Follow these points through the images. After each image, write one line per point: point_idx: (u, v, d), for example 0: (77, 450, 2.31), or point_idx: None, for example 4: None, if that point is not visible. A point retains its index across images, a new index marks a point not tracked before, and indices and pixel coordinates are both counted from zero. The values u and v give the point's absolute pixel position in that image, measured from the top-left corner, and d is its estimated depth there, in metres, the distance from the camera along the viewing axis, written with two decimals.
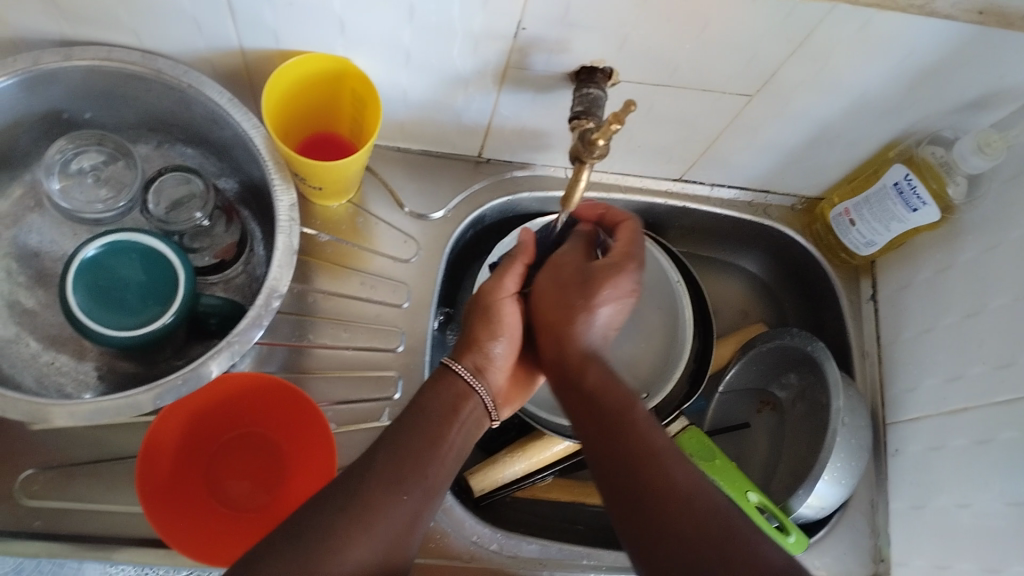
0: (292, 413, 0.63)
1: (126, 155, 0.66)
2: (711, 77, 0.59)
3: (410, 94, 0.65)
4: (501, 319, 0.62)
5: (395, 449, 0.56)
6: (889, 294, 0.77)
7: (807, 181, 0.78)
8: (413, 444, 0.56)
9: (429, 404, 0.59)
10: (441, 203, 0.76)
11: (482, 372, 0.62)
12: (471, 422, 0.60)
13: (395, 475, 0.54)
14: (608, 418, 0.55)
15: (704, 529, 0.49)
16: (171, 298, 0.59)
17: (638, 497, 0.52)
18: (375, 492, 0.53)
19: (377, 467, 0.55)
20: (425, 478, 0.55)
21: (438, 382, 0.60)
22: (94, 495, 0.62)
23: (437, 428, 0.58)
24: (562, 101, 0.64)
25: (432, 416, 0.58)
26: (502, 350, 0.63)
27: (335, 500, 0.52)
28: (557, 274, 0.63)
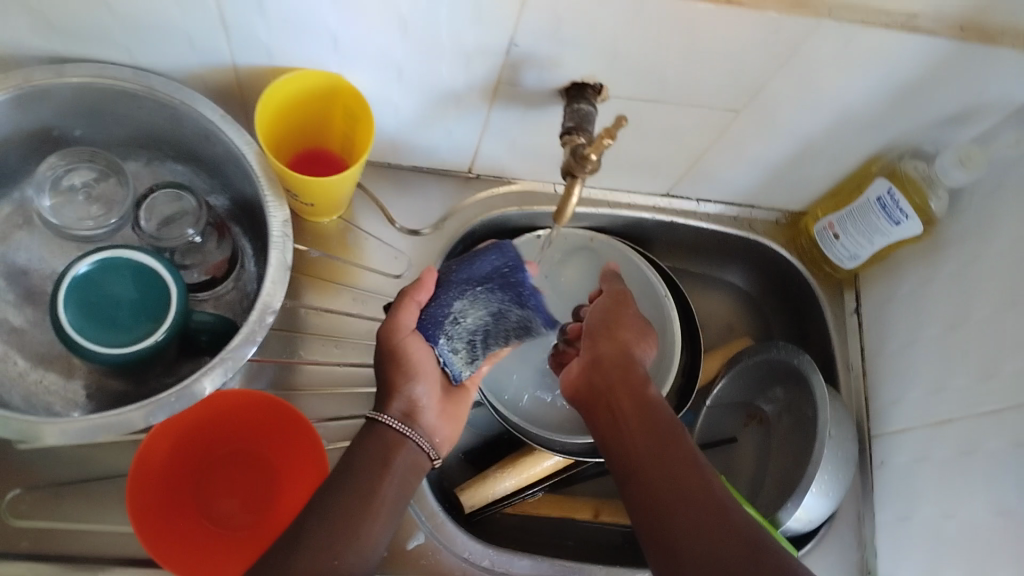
0: (287, 429, 0.63)
1: (116, 172, 0.66)
2: (699, 92, 0.61)
3: (401, 112, 0.65)
4: (415, 356, 0.61)
5: (319, 508, 0.54)
6: (873, 307, 0.78)
7: (791, 197, 0.79)
8: (334, 499, 0.55)
9: (354, 457, 0.58)
10: (431, 219, 0.76)
11: (411, 417, 0.61)
12: (405, 472, 0.59)
13: (318, 532, 0.52)
14: (666, 449, 0.56)
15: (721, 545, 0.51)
16: (162, 315, 0.58)
17: (689, 526, 0.52)
18: (309, 559, 0.51)
19: (304, 526, 0.53)
20: (357, 541, 0.53)
21: (366, 437, 0.59)
22: (82, 514, 0.61)
23: (359, 479, 0.56)
24: (553, 117, 0.65)
25: (355, 467, 0.57)
26: (425, 389, 0.62)
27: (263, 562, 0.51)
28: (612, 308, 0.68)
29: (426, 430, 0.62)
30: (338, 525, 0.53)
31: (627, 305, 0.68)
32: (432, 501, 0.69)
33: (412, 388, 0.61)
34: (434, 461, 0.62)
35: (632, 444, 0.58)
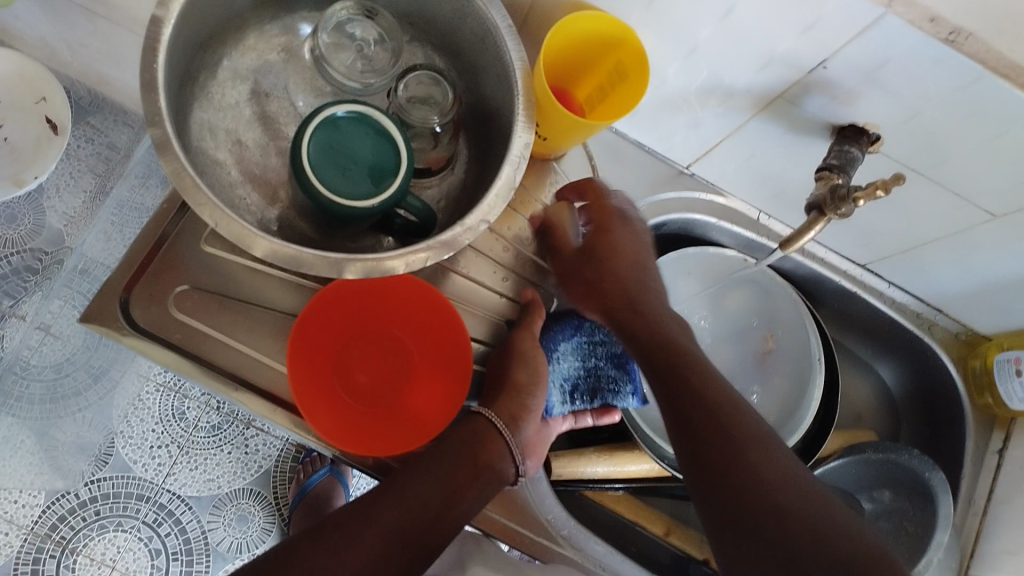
0: (449, 352, 0.64)
1: (392, 40, 0.68)
2: (969, 184, 0.59)
3: (667, 86, 0.65)
4: (536, 369, 0.64)
5: (382, 507, 0.55)
6: (1019, 455, 0.76)
7: (985, 318, 0.77)
8: (399, 502, 0.56)
9: (434, 457, 0.59)
10: (634, 198, 0.76)
11: (518, 424, 0.62)
12: (493, 479, 0.60)
13: (366, 539, 0.54)
14: (684, 378, 0.55)
15: (778, 514, 0.48)
16: (384, 187, 0.60)
17: (720, 478, 0.50)
18: (373, 538, 0.54)
19: (356, 523, 0.55)
20: (426, 540, 0.56)
21: (464, 424, 0.61)
22: (234, 332, 0.64)
23: (425, 490, 0.57)
24: (813, 151, 0.64)
25: (427, 471, 0.58)
26: (538, 400, 0.63)
27: (312, 546, 0.53)
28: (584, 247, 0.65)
29: (522, 438, 0.62)
30: (388, 537, 0.54)
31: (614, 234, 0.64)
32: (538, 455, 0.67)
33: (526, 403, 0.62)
34: (519, 472, 0.62)
35: (657, 372, 0.57)
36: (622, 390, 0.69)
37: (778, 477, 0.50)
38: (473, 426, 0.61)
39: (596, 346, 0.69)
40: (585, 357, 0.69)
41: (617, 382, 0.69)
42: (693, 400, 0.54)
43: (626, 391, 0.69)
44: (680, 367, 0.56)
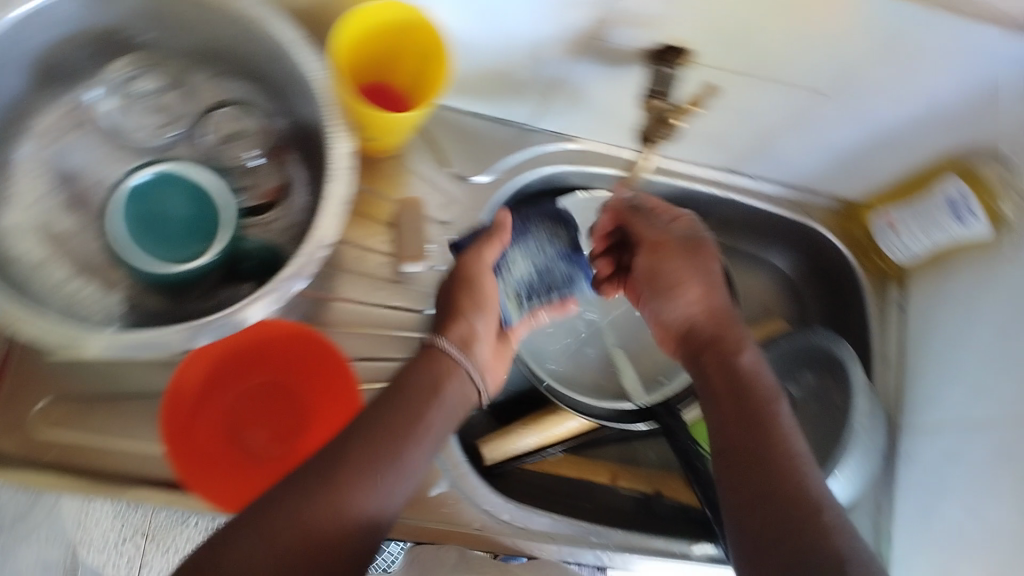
0: (337, 389, 0.62)
1: (182, 84, 0.64)
2: (789, 70, 0.58)
3: (476, 53, 0.62)
4: (484, 291, 0.63)
5: (365, 449, 0.53)
6: (919, 304, 0.78)
7: (851, 187, 0.77)
8: (379, 447, 0.53)
9: (403, 395, 0.57)
10: (488, 167, 0.74)
11: (468, 346, 0.62)
12: (454, 401, 0.59)
13: (357, 489, 0.51)
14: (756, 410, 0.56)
15: (822, 556, 0.48)
16: (214, 237, 0.59)
17: (774, 507, 0.51)
18: (325, 505, 0.50)
19: (341, 464, 0.52)
20: (390, 460, 0.53)
21: (427, 359, 0.60)
22: (111, 430, 0.61)
23: (401, 431, 0.55)
24: (633, 78, 0.62)
25: (398, 412, 0.56)
26: (483, 324, 0.63)
27: (301, 491, 0.50)
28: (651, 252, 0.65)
29: (479, 361, 0.63)
30: (377, 487, 0.52)
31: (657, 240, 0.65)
32: (456, 451, 0.69)
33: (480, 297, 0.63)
34: (481, 394, 0.63)
35: (734, 402, 0.57)
36: (576, 282, 0.68)
37: (802, 485, 0.52)
38: (429, 356, 0.61)
39: (545, 245, 0.67)
40: (536, 257, 0.66)
41: (571, 278, 0.67)
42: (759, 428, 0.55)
43: (579, 278, 0.68)
44: (758, 402, 0.57)
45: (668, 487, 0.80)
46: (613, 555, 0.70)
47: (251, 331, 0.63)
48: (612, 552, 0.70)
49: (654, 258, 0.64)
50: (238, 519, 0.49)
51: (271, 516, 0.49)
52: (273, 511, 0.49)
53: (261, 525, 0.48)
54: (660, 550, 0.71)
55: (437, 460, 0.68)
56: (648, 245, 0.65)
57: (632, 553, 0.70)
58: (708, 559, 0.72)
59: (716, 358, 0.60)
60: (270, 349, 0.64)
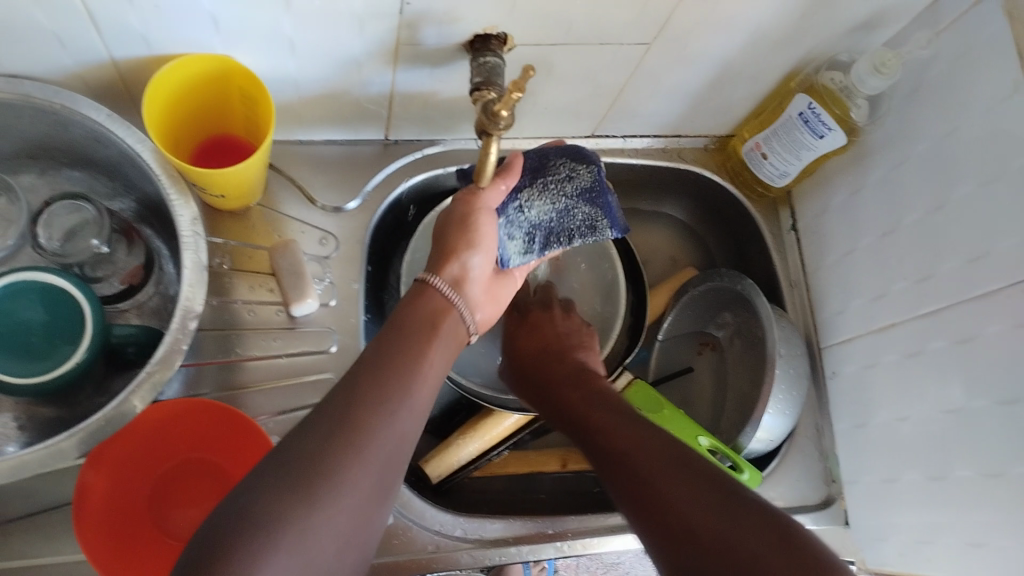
0: (247, 456, 0.60)
1: (9, 190, 0.62)
2: (607, 30, 0.58)
3: (302, 84, 0.61)
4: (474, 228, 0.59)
5: (378, 395, 0.49)
6: (808, 222, 0.78)
7: (715, 123, 0.78)
8: (391, 390, 0.49)
9: (398, 338, 0.53)
10: (355, 192, 0.73)
11: (459, 286, 0.59)
12: (449, 338, 0.56)
13: (378, 438, 0.47)
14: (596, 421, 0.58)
15: (673, 493, 0.48)
16: (80, 333, 0.58)
17: (629, 478, 0.51)
18: (343, 444, 0.46)
19: (358, 410, 0.48)
20: (398, 394, 0.50)
21: (419, 296, 0.57)
22: (33, 551, 0.59)
23: (406, 373, 0.51)
24: (461, 72, 0.62)
25: (404, 355, 0.52)
26: (480, 260, 0.60)
27: (323, 447, 0.45)
28: (536, 324, 0.72)
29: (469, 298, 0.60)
30: (393, 429, 0.49)
31: (535, 310, 0.74)
32: None
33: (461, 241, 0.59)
34: (471, 333, 0.60)
35: (581, 430, 0.59)
36: (600, 226, 0.64)
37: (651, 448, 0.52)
38: (419, 295, 0.57)
39: (564, 183, 0.62)
40: (557, 199, 0.62)
41: (594, 220, 0.63)
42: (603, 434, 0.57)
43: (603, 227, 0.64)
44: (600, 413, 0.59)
45: None
46: (573, 544, 0.69)
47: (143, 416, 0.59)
48: (571, 541, 0.70)
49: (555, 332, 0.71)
50: (251, 481, 0.44)
51: (294, 473, 0.44)
52: (294, 469, 0.44)
53: (289, 481, 0.44)
54: (619, 526, 0.71)
55: None
56: (553, 325, 0.72)
57: (591, 536, 0.70)
58: None
59: (578, 390, 0.64)
60: (171, 427, 0.60)
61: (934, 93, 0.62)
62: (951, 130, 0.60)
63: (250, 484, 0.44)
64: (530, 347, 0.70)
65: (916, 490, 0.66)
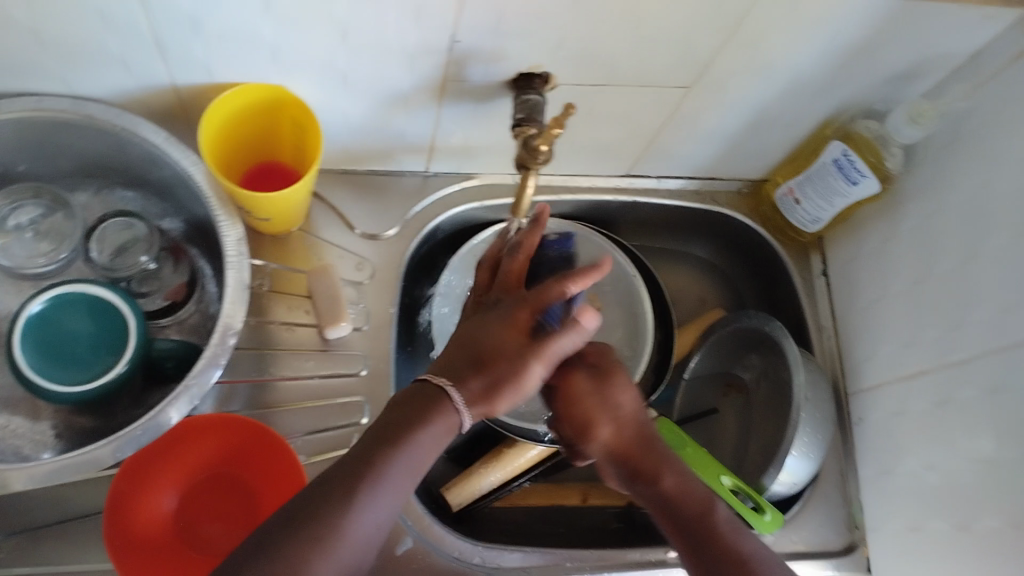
0: (275, 471, 0.61)
1: (63, 206, 0.64)
2: (650, 73, 0.60)
3: (350, 118, 0.64)
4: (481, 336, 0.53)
5: (365, 498, 0.48)
6: (839, 268, 0.79)
7: (750, 166, 0.79)
8: (365, 496, 0.48)
9: (395, 444, 0.49)
10: (392, 222, 0.75)
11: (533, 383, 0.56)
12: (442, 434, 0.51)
13: (354, 544, 0.47)
14: (699, 527, 0.56)
15: None
16: (123, 346, 0.60)
17: None
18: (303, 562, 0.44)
19: (338, 515, 0.46)
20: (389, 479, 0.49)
21: (419, 395, 0.52)
22: (63, 555, 0.60)
23: (405, 469, 0.50)
24: (503, 108, 0.64)
25: (400, 456, 0.49)
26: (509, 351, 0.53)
27: (298, 556, 0.44)
28: (570, 372, 0.59)
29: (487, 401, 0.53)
30: (364, 537, 0.47)
31: (569, 366, 0.59)
32: (418, 505, 0.69)
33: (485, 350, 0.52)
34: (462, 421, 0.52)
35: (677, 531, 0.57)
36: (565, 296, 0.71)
37: None
38: (428, 406, 0.51)
39: None
40: None
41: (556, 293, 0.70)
42: (709, 538, 0.55)
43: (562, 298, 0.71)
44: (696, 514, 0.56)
45: None
46: None
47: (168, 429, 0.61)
48: (589, 573, 0.70)
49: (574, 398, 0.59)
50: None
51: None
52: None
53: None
54: (638, 562, 0.71)
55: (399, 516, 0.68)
56: (584, 367, 0.60)
57: (609, 570, 0.70)
58: None
59: (660, 479, 0.57)
60: (197, 441, 0.62)
61: (969, 145, 0.63)
62: (986, 182, 0.61)
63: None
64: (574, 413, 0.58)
65: (942, 540, 0.65)
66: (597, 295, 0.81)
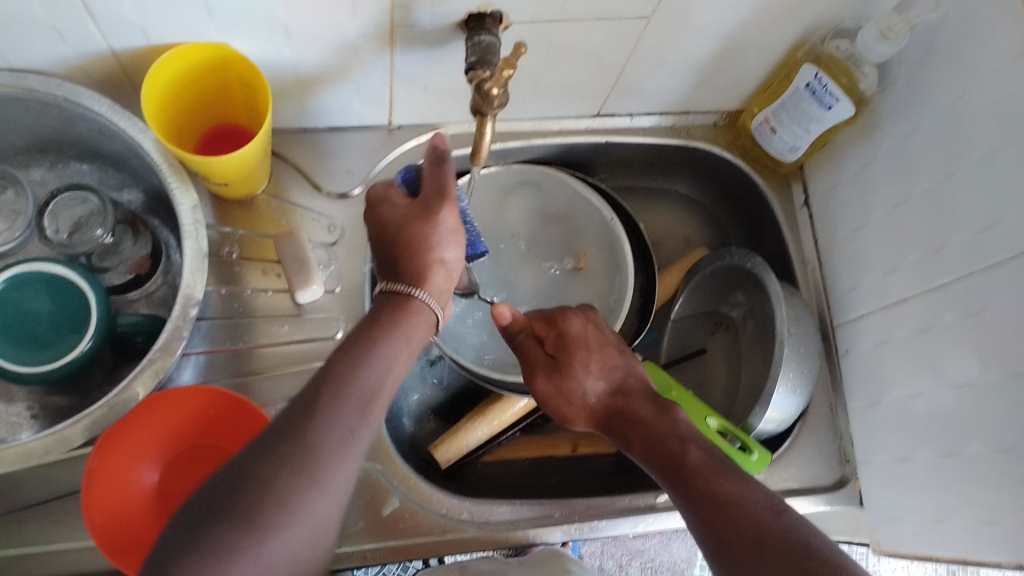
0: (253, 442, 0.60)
1: (13, 183, 0.63)
2: (606, 4, 0.58)
3: (301, 71, 0.61)
4: (444, 224, 0.54)
5: (335, 412, 0.47)
6: (820, 197, 0.77)
7: (725, 97, 0.76)
8: (341, 406, 0.47)
9: (362, 347, 0.50)
10: (359, 178, 0.73)
11: (437, 282, 0.55)
12: (425, 327, 0.54)
13: (331, 458, 0.46)
14: (676, 472, 0.57)
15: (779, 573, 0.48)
16: (84, 324, 0.59)
17: (731, 555, 0.50)
18: (278, 475, 0.44)
19: (311, 432, 0.46)
20: (357, 389, 0.48)
21: (390, 302, 0.53)
22: (45, 536, 0.60)
23: (369, 381, 0.49)
24: (458, 51, 0.62)
25: (363, 360, 0.50)
26: (455, 254, 0.55)
27: (272, 471, 0.44)
28: (533, 350, 0.65)
29: (441, 294, 0.55)
30: (344, 443, 0.47)
31: (530, 355, 0.65)
32: (403, 465, 0.69)
33: (429, 225, 0.53)
34: (440, 321, 0.56)
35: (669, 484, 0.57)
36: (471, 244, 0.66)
37: (752, 514, 0.51)
38: (400, 305, 0.53)
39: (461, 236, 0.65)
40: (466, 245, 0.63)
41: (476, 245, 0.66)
42: (687, 487, 0.55)
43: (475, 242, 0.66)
44: (671, 460, 0.58)
45: None
46: (581, 526, 0.69)
47: (145, 406, 0.59)
48: (578, 523, 0.69)
49: (549, 380, 0.64)
50: (196, 515, 0.43)
51: (235, 509, 0.43)
52: (240, 499, 0.43)
53: (234, 512, 0.43)
54: (628, 509, 0.71)
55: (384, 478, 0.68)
56: (545, 349, 0.65)
57: (599, 519, 0.70)
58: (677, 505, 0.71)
59: (638, 440, 0.61)
60: (176, 415, 0.60)
61: (944, 59, 0.61)
62: (963, 95, 0.59)
63: (196, 523, 0.42)
64: (548, 401, 0.64)
65: (929, 467, 0.64)
66: (584, 253, 0.79)
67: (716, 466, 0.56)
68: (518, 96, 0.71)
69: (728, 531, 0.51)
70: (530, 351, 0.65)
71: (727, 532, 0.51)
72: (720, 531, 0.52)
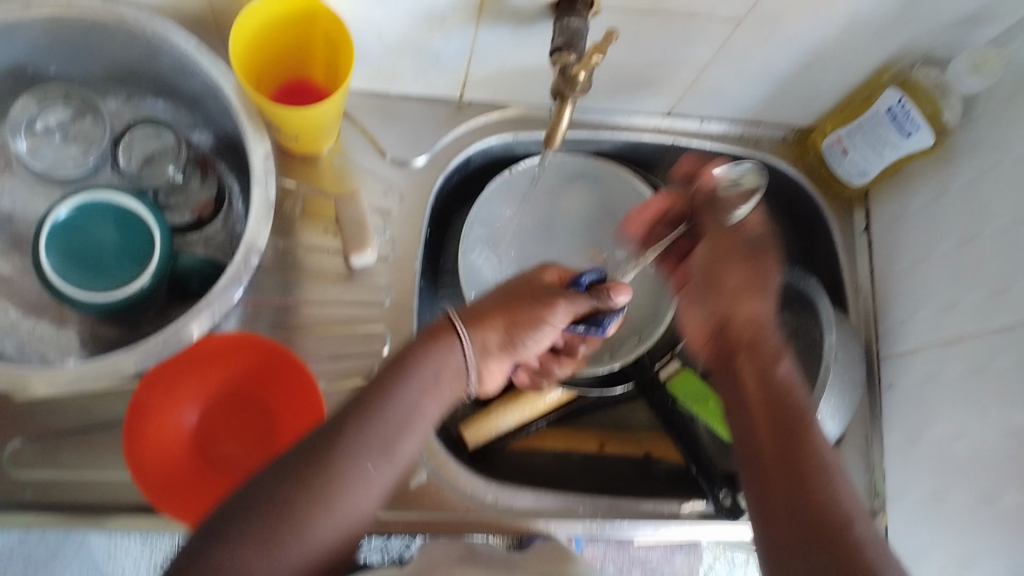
0: (297, 397, 0.60)
1: (92, 110, 0.64)
2: (700, 2, 0.57)
3: (384, 35, 0.62)
4: (524, 335, 0.58)
5: (356, 446, 0.49)
6: (884, 225, 0.76)
7: (799, 111, 0.76)
8: (364, 440, 0.49)
9: (396, 383, 0.52)
10: (424, 149, 0.73)
11: (487, 354, 0.57)
12: (449, 392, 0.54)
13: (350, 489, 0.48)
14: (789, 417, 0.52)
15: (814, 501, 0.48)
16: (148, 258, 0.60)
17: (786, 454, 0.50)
18: (298, 499, 0.46)
19: (333, 464, 0.48)
20: (385, 429, 0.50)
21: (442, 339, 0.55)
22: (80, 463, 0.61)
23: (395, 421, 0.51)
24: (545, 33, 0.61)
25: (397, 399, 0.51)
26: (545, 335, 0.59)
27: (290, 497, 0.46)
28: (719, 250, 0.63)
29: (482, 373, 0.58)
30: (362, 475, 0.48)
31: (731, 245, 0.62)
32: (434, 439, 0.69)
33: (542, 313, 0.57)
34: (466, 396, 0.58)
35: (766, 412, 0.53)
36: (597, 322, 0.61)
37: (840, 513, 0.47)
38: (437, 335, 0.55)
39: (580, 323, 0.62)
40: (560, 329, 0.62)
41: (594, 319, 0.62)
42: (789, 430, 0.51)
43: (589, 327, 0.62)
44: (785, 407, 0.53)
45: (659, 447, 0.77)
46: (603, 524, 0.69)
47: (196, 346, 0.59)
48: (601, 520, 0.69)
49: (715, 259, 0.62)
50: (215, 522, 0.45)
51: (263, 510, 0.46)
52: (261, 511, 0.45)
53: (256, 527, 0.45)
54: (651, 513, 0.70)
55: (414, 451, 0.68)
56: (746, 241, 0.63)
57: (622, 518, 0.69)
58: (700, 516, 0.71)
59: (755, 377, 0.55)
60: (219, 361, 0.61)
61: None
62: None
63: (210, 533, 0.45)
64: (732, 267, 0.61)
65: (964, 510, 0.63)
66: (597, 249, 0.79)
67: (829, 466, 0.50)
68: (595, 88, 0.71)
69: (778, 454, 0.50)
70: (719, 238, 0.63)
71: (788, 442, 0.51)
72: (790, 465, 0.49)
